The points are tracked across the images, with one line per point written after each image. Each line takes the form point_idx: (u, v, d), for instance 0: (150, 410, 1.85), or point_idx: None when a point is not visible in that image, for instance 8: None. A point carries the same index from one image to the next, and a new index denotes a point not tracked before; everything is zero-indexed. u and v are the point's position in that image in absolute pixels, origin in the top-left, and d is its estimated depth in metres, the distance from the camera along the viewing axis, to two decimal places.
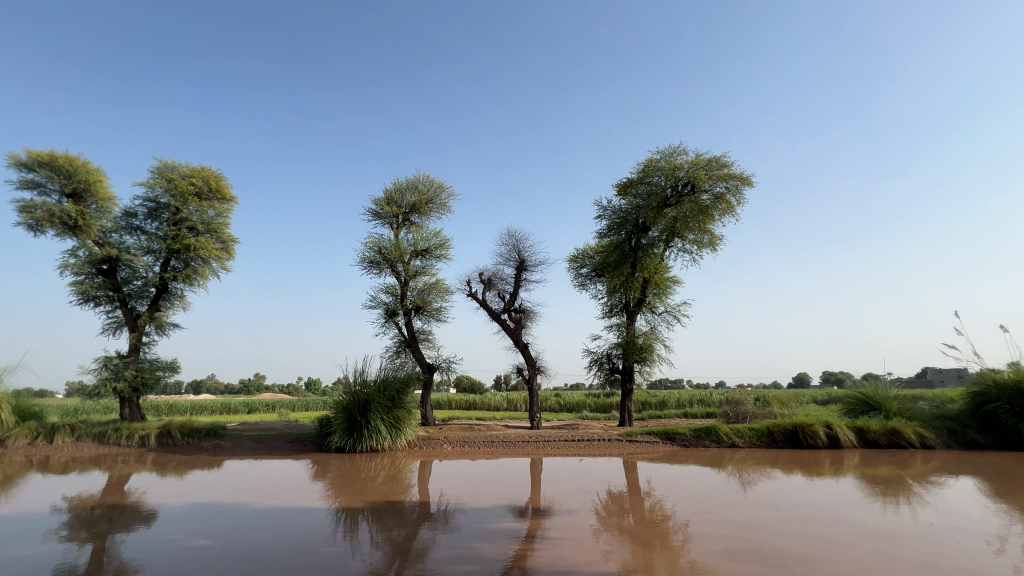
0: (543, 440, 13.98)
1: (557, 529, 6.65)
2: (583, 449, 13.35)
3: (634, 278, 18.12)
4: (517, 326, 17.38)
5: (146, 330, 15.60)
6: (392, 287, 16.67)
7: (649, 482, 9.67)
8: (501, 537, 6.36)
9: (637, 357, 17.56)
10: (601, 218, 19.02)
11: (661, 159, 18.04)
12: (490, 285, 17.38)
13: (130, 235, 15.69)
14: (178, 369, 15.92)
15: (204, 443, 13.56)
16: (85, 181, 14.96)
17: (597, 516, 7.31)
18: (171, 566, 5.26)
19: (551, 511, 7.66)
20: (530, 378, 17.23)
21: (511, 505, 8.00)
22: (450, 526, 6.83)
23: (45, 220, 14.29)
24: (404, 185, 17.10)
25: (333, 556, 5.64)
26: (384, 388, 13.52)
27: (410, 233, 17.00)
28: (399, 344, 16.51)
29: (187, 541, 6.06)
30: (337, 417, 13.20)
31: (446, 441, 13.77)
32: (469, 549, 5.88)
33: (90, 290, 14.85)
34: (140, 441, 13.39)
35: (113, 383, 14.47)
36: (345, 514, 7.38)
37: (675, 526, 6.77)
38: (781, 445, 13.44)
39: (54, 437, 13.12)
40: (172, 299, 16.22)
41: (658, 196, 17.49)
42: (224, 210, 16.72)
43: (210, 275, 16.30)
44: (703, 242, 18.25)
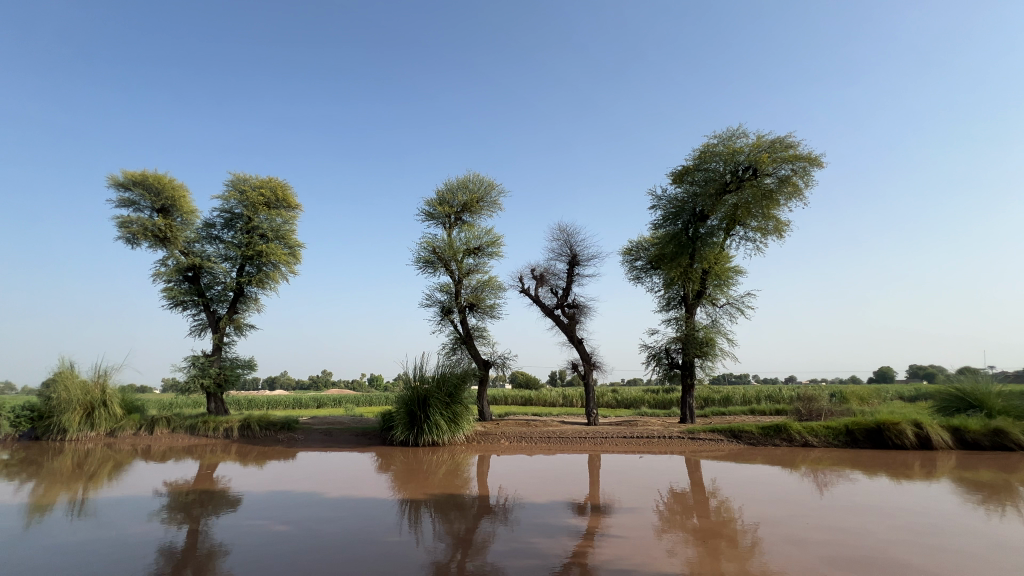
0: (601, 436, 13.78)
1: (619, 527, 6.54)
2: (642, 447, 13.04)
3: (693, 270, 17.41)
4: (572, 321, 17.21)
5: (226, 330, 16.91)
6: (447, 286, 17.06)
7: (714, 482, 9.27)
8: (561, 532, 6.35)
9: (698, 352, 16.87)
10: (655, 208, 18.43)
11: (719, 143, 17.20)
12: (542, 280, 17.34)
13: (211, 244, 17.11)
14: (256, 367, 17.15)
15: (280, 435, 14.56)
16: (171, 197, 16.43)
17: (659, 515, 7.10)
18: (255, 549, 5.68)
19: (610, 508, 7.52)
20: (586, 374, 17.04)
21: (570, 501, 7.96)
22: (510, 520, 6.86)
23: (140, 234, 15.84)
24: (456, 185, 17.39)
25: (398, 545, 5.87)
26: (442, 384, 13.85)
27: (462, 232, 17.27)
28: (455, 341, 16.84)
29: (269, 526, 6.52)
30: (398, 411, 13.70)
31: (503, 436, 13.94)
32: (529, 544, 5.91)
33: (179, 295, 16.33)
34: (225, 433, 14.58)
35: (200, 379, 15.86)
36: (410, 505, 7.67)
37: (745, 528, 6.43)
38: (862, 444, 12.44)
39: (154, 428, 14.57)
40: (248, 302, 17.49)
41: (717, 182, 16.66)
42: (290, 217, 17.84)
43: (280, 278, 17.42)
44: (768, 228, 17.21)
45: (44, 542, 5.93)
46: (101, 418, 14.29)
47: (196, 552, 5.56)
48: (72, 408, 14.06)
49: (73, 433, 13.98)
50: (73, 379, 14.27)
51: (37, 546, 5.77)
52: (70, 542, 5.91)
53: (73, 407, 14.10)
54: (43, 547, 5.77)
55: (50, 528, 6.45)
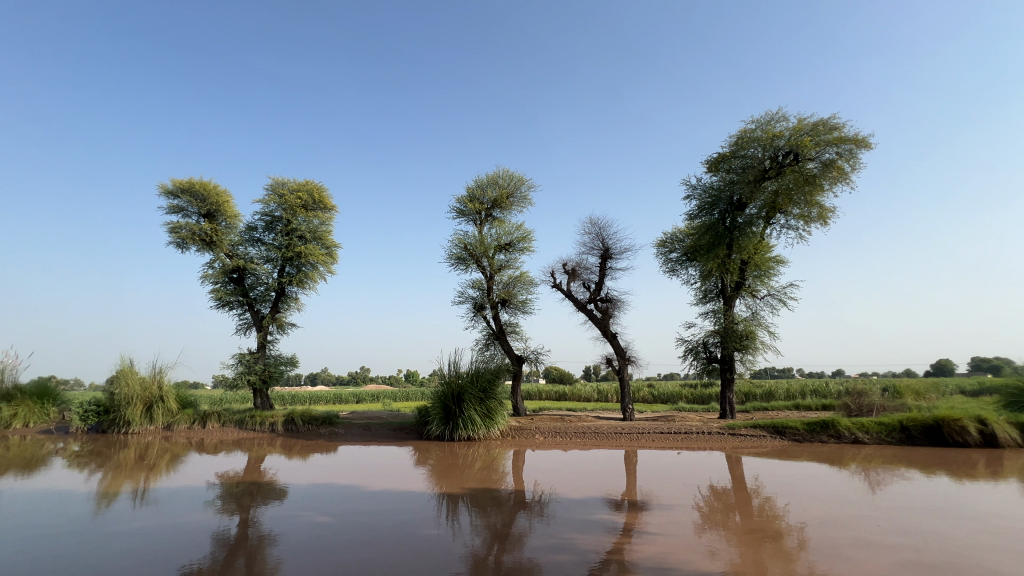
0: (637, 432, 13.58)
1: (657, 525, 6.43)
2: (681, 442, 12.76)
3: (731, 261, 16.84)
4: (605, 316, 17.00)
5: (270, 329, 17.61)
6: (479, 282, 17.16)
7: (756, 479, 8.97)
8: (598, 528, 6.29)
9: (738, 345, 16.33)
10: (689, 198, 17.94)
11: (756, 128, 16.55)
12: (574, 275, 17.19)
13: (253, 247, 17.84)
14: (297, 363, 17.80)
15: (321, 430, 15.09)
16: (216, 203, 17.20)
17: (699, 513, 6.93)
18: (301, 539, 5.89)
19: (648, 505, 7.40)
20: (620, 369, 16.80)
21: (606, 497, 7.87)
22: (545, 515, 6.86)
23: (189, 238, 16.67)
24: (485, 181, 17.44)
25: (436, 538, 5.95)
26: (476, 380, 13.97)
27: (493, 228, 17.31)
28: (488, 337, 16.95)
29: (313, 517, 6.77)
30: (434, 407, 13.92)
31: (538, 431, 13.94)
32: (565, 539, 5.88)
33: (225, 296, 17.09)
34: (271, 427, 15.22)
35: (247, 376, 16.61)
36: (447, 499, 7.80)
37: (790, 527, 6.21)
38: (918, 442, 11.75)
39: (206, 422, 15.37)
40: (289, 301, 18.14)
41: (755, 169, 16.04)
42: (326, 218, 18.39)
43: (319, 278, 17.99)
44: (811, 215, 16.47)
45: (112, 527, 6.35)
46: (158, 412, 15.17)
47: (249, 540, 5.84)
48: (133, 403, 14.98)
49: (134, 426, 14.92)
50: (133, 375, 15.18)
51: (105, 532, 6.19)
52: (134, 528, 6.31)
53: (133, 402, 15.01)
54: (111, 532, 6.18)
55: (117, 516, 6.92)
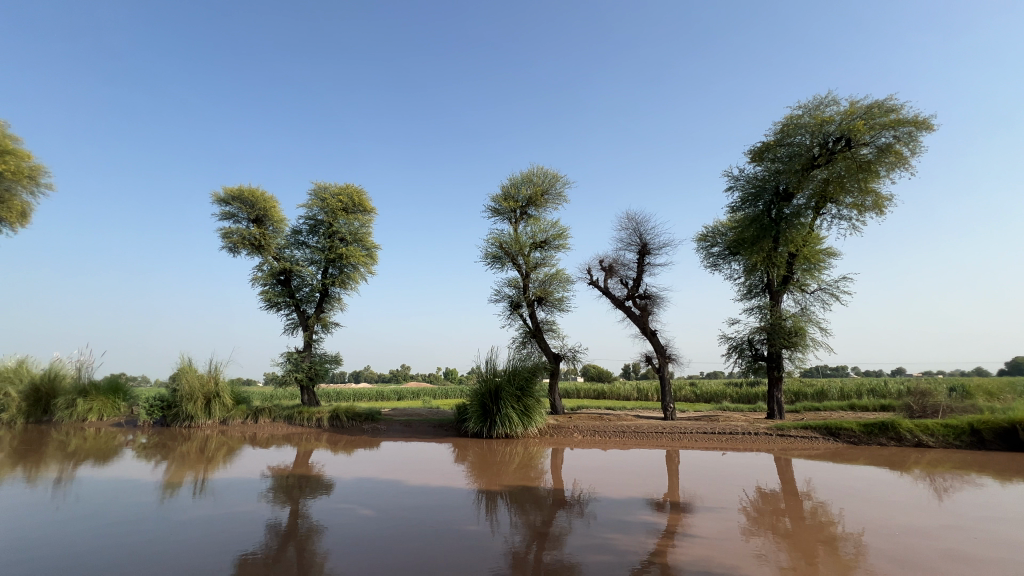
0: (679, 431, 13.22)
1: (702, 527, 6.24)
2: (725, 443, 12.34)
3: (777, 254, 16.10)
4: (644, 312, 16.65)
5: (315, 328, 18.29)
6: (515, 280, 17.19)
7: (808, 482, 8.56)
8: (639, 529, 6.17)
9: (786, 342, 15.60)
10: (731, 189, 17.29)
11: (804, 114, 15.73)
12: (612, 271, 16.92)
13: (298, 249, 18.57)
14: (341, 361, 18.42)
15: (365, 425, 15.61)
16: (264, 208, 18.02)
17: (746, 516, 6.69)
18: (347, 530, 6.10)
19: (690, 506, 7.21)
20: (660, 367, 16.41)
21: (647, 497, 7.73)
22: (585, 514, 6.82)
23: (239, 243, 17.50)
24: (520, 180, 17.44)
25: (474, 534, 6.01)
26: (514, 378, 13.99)
27: (528, 226, 17.31)
28: (525, 335, 16.96)
29: (357, 510, 6.99)
30: (472, 404, 14.06)
31: (576, 430, 13.84)
32: (605, 539, 5.80)
33: (273, 297, 17.88)
34: (317, 422, 15.84)
35: (295, 373, 17.34)
36: (486, 495, 7.88)
37: (846, 533, 5.89)
38: (991, 446, 10.88)
39: (258, 417, 16.18)
40: (332, 301, 18.78)
41: (803, 157, 15.24)
42: (366, 220, 18.94)
43: (360, 278, 18.55)
44: (866, 204, 15.51)
45: (176, 515, 6.79)
46: (215, 407, 16.08)
47: (299, 530, 6.11)
48: (193, 399, 15.94)
49: (195, 420, 15.88)
50: (192, 373, 16.13)
51: (171, 519, 6.62)
52: (196, 517, 6.72)
53: (193, 397, 15.95)
54: (175, 520, 6.60)
55: (181, 504, 7.39)
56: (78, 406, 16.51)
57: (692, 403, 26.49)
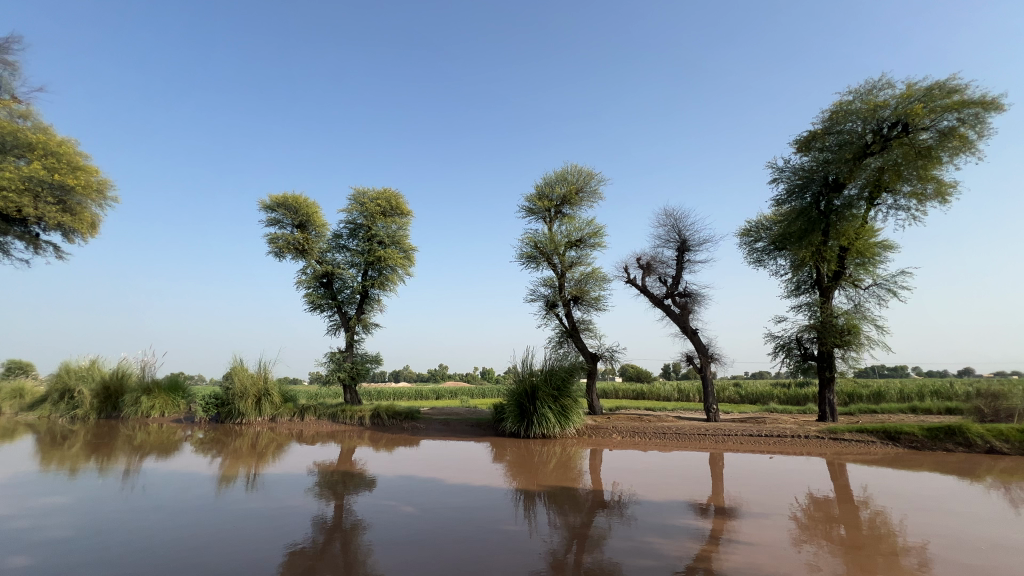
0: (723, 434, 12.78)
1: (749, 533, 6.00)
2: (772, 446, 11.84)
3: (827, 248, 15.28)
4: (684, 311, 16.20)
5: (356, 329, 18.85)
6: (550, 280, 17.11)
7: (865, 489, 8.07)
8: (682, 534, 5.99)
9: (838, 341, 14.80)
10: (775, 182, 16.58)
11: (855, 100, 14.90)
12: (649, 269, 16.56)
13: (339, 253, 19.19)
14: (381, 361, 18.89)
15: (405, 424, 15.96)
16: (306, 214, 18.73)
17: (796, 523, 6.37)
18: (389, 527, 6.22)
19: (736, 511, 6.94)
20: (702, 367, 15.92)
21: (689, 501, 7.50)
22: (625, 516, 6.69)
23: (285, 247, 18.24)
24: (554, 178, 17.34)
25: (513, 534, 6.01)
26: (550, 378, 13.93)
27: (563, 225, 17.19)
28: (561, 335, 16.87)
29: (399, 507, 7.14)
30: (509, 404, 14.10)
31: (615, 431, 13.62)
32: (646, 543, 5.67)
33: (317, 299, 18.54)
34: (359, 421, 16.30)
35: (338, 373, 17.90)
36: (524, 495, 7.87)
37: (909, 544, 5.51)
38: None
39: (305, 414, 16.83)
40: (372, 303, 19.29)
41: (854, 145, 14.41)
42: (403, 223, 19.35)
43: (398, 280, 18.98)
44: (927, 193, 14.51)
45: (230, 508, 7.15)
46: (265, 405, 16.84)
47: (343, 525, 6.29)
48: (245, 397, 16.76)
49: (246, 417, 16.67)
50: (243, 372, 16.95)
51: (225, 511, 6.98)
52: (248, 509, 7.05)
53: (245, 396, 16.76)
54: (230, 512, 6.95)
55: (235, 497, 7.77)
56: (142, 403, 17.66)
57: (728, 403, 26.74)
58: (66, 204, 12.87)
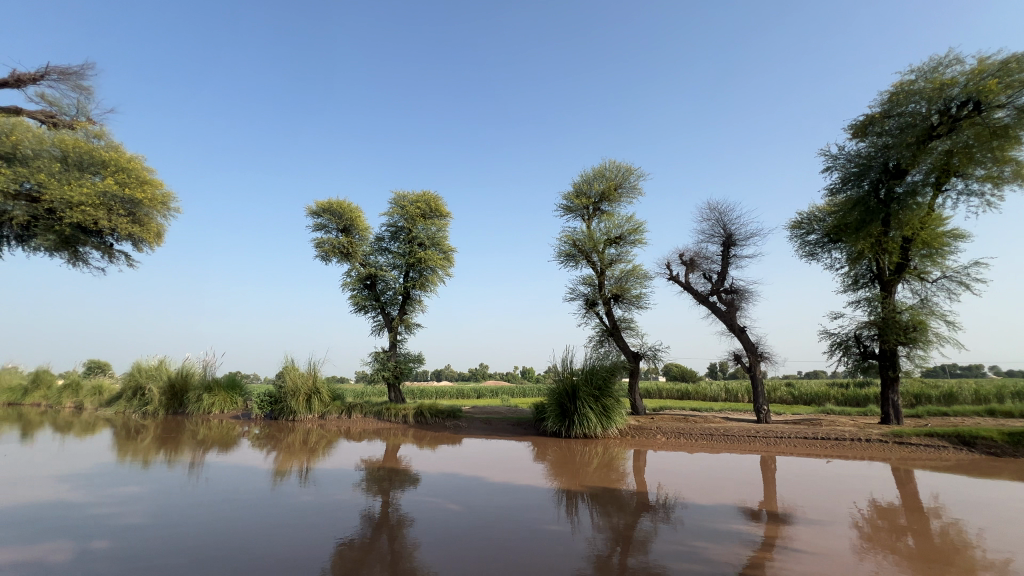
0: (775, 436, 12.22)
1: (806, 541, 5.70)
2: (830, 450, 11.22)
3: (889, 239, 14.31)
4: (730, 308, 15.60)
5: (399, 329, 19.33)
6: (590, 278, 16.91)
7: (936, 498, 7.50)
8: (732, 539, 5.77)
9: (902, 338, 13.84)
10: (829, 170, 15.69)
11: (918, 79, 13.88)
12: (693, 265, 16.06)
13: (382, 255, 19.74)
14: (424, 361, 19.29)
15: (447, 422, 16.22)
16: (350, 218, 19.39)
17: (859, 532, 6.00)
18: (433, 523, 6.33)
19: (790, 517, 6.63)
20: (751, 366, 15.28)
21: (739, 505, 7.22)
22: (671, 519, 6.52)
23: (331, 251, 18.94)
24: (592, 175, 17.13)
25: (556, 534, 5.98)
26: (591, 378, 13.77)
27: (602, 222, 16.95)
28: (601, 334, 16.65)
29: (443, 504, 7.27)
30: (550, 404, 14.04)
31: (659, 432, 13.30)
32: (694, 547, 5.50)
33: (361, 301, 19.13)
34: (403, 418, 16.70)
35: (382, 372, 18.42)
36: (567, 495, 7.82)
37: (989, 559, 5.07)
38: None
39: (352, 412, 17.43)
40: (413, 303, 19.72)
41: (918, 127, 13.38)
42: (442, 225, 19.67)
43: (438, 281, 19.33)
44: (1003, 176, 13.31)
45: (284, 500, 7.50)
46: (315, 402, 17.57)
47: (390, 520, 6.46)
48: (297, 395, 17.56)
49: (297, 414, 17.44)
50: (295, 371, 17.76)
51: (280, 503, 7.33)
52: (300, 503, 7.37)
53: (296, 394, 17.56)
54: (284, 504, 7.29)
55: (289, 490, 8.15)
56: (204, 400, 18.84)
57: (778, 403, 25.92)
58: (135, 215, 13.89)
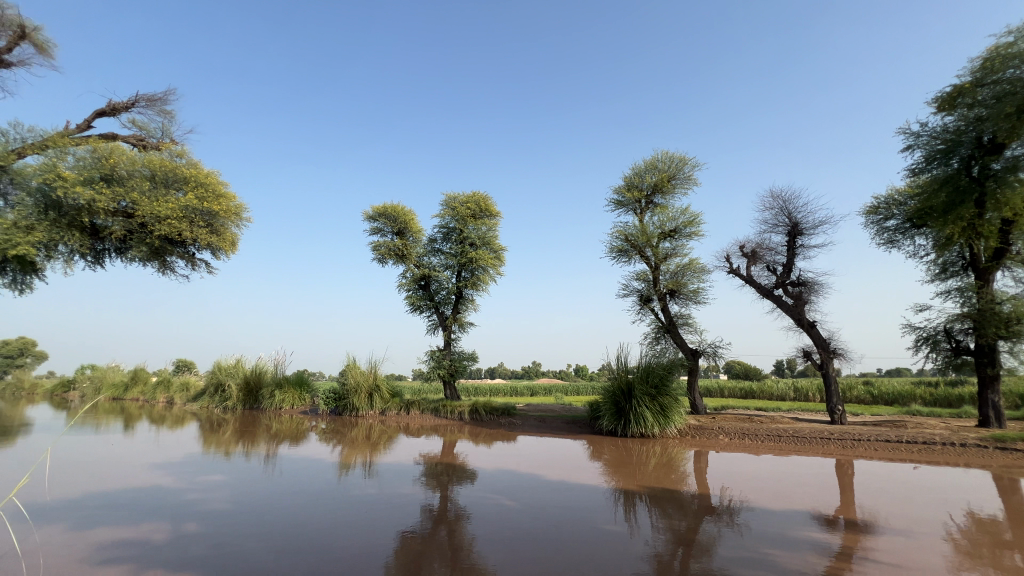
0: (852, 438, 11.36)
1: (891, 553, 5.25)
2: (917, 455, 10.28)
3: (984, 222, 12.86)
4: (798, 302, 14.65)
5: (452, 328, 19.75)
6: (644, 273, 16.47)
7: None
8: (805, 547, 5.42)
9: (1002, 332, 12.41)
10: (909, 149, 14.34)
11: (1016, 41, 12.46)
12: (755, 257, 15.22)
13: (435, 256, 20.25)
14: (477, 359, 19.58)
15: (502, 420, 16.41)
16: (405, 222, 20.04)
17: (953, 545, 5.46)
18: (492, 518, 6.46)
19: (871, 526, 6.14)
20: (823, 364, 14.27)
21: (812, 511, 6.78)
22: (735, 524, 6.22)
23: (387, 254, 19.66)
24: (644, 167, 16.65)
25: (615, 534, 5.88)
26: (647, 376, 13.42)
27: (655, 215, 16.45)
28: (657, 331, 16.17)
29: (499, 500, 7.36)
30: (605, 403, 13.83)
31: (722, 432, 12.73)
32: (763, 554, 5.22)
33: (416, 301, 19.71)
34: (459, 415, 17.05)
35: (438, 370, 18.89)
36: (625, 495, 7.68)
37: None
38: None
39: (410, 408, 18.03)
40: (466, 303, 20.07)
41: (1018, 95, 11.84)
42: (493, 224, 19.89)
43: (490, 280, 19.55)
44: None
45: (350, 492, 7.89)
46: (376, 399, 18.35)
47: (449, 514, 6.63)
48: (360, 391, 18.41)
49: (360, 411, 18.26)
50: (356, 369, 18.61)
51: (346, 495, 7.72)
52: (365, 495, 7.73)
53: (359, 391, 18.41)
54: (350, 496, 7.67)
55: (354, 483, 8.58)
56: (276, 396, 20.17)
57: (855, 403, 24.03)
58: (213, 226, 15.10)
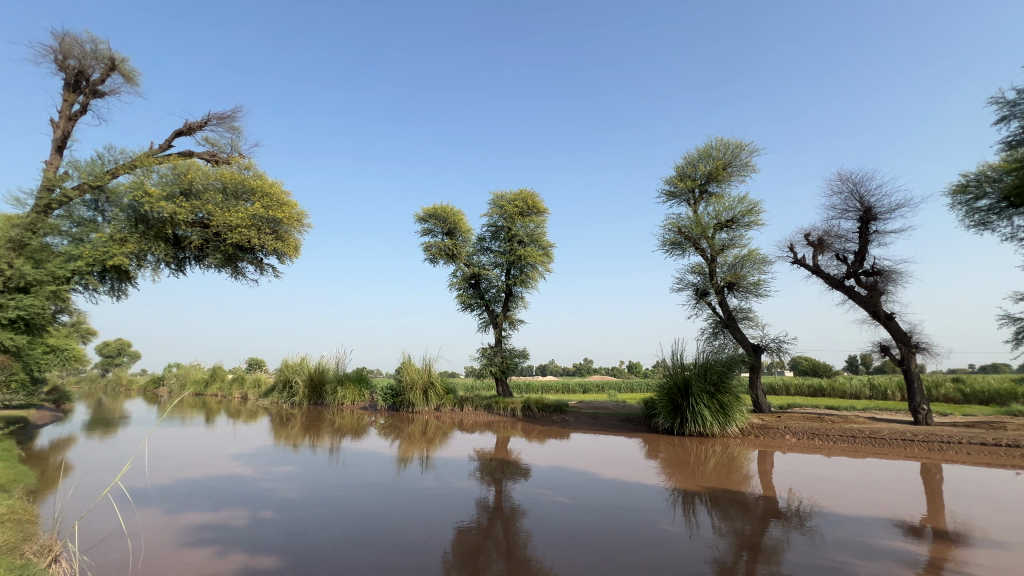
0: (939, 440, 10.37)
1: (989, 567, 4.75)
2: (1019, 461, 9.22)
3: None
4: (873, 292, 13.57)
5: (503, 326, 19.92)
6: (699, 266, 15.85)
7: None
8: (887, 557, 5.02)
9: None
10: (1003, 120, 12.85)
11: None
12: (822, 246, 14.24)
13: (484, 255, 20.52)
14: (528, 356, 19.64)
15: (554, 417, 16.37)
16: (454, 222, 20.43)
17: None
18: (546, 515, 6.46)
19: (964, 536, 5.59)
20: (903, 359, 13.12)
21: (894, 518, 6.27)
22: (806, 529, 5.87)
23: (438, 254, 20.12)
24: (697, 156, 16.01)
25: (673, 535, 5.72)
26: (705, 372, 12.92)
27: (710, 205, 15.77)
28: (715, 325, 15.52)
29: (553, 497, 7.36)
30: (660, 400, 13.45)
31: (788, 432, 12.03)
32: (837, 562, 4.89)
33: (467, 299, 20.05)
34: (512, 412, 17.19)
35: (490, 367, 19.15)
36: (684, 495, 7.44)
37: None
38: None
39: (464, 405, 18.37)
40: (516, 300, 20.18)
41: None
42: (541, 221, 19.88)
43: (539, 277, 19.54)
44: None
45: (409, 486, 8.16)
46: (431, 395, 18.86)
47: (504, 509, 6.70)
48: (416, 388, 19.01)
49: (416, 407, 18.85)
50: (412, 367, 19.20)
51: (405, 488, 7.99)
52: (423, 488, 7.97)
53: (415, 388, 19.01)
54: (409, 489, 7.93)
55: (413, 476, 8.88)
56: (338, 393, 21.24)
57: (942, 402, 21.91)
58: (278, 233, 16.07)
